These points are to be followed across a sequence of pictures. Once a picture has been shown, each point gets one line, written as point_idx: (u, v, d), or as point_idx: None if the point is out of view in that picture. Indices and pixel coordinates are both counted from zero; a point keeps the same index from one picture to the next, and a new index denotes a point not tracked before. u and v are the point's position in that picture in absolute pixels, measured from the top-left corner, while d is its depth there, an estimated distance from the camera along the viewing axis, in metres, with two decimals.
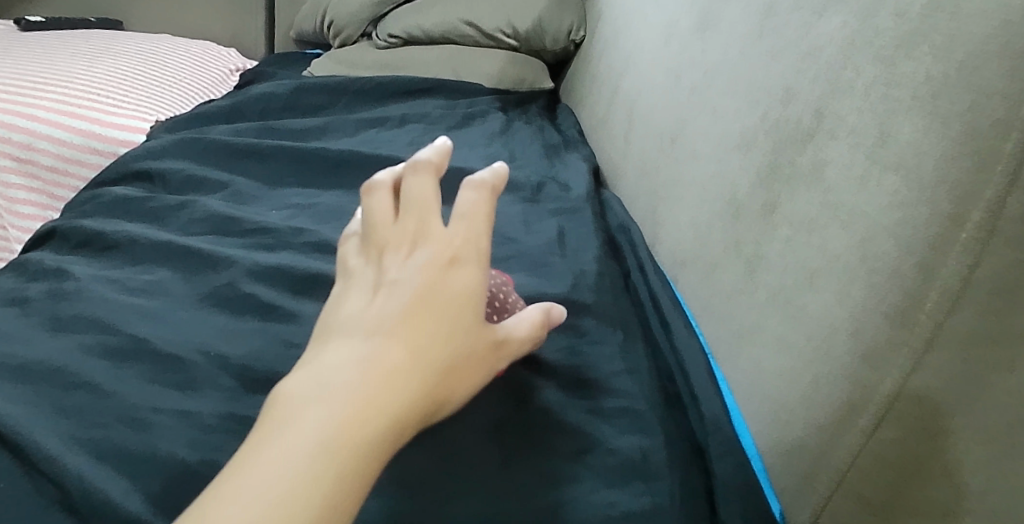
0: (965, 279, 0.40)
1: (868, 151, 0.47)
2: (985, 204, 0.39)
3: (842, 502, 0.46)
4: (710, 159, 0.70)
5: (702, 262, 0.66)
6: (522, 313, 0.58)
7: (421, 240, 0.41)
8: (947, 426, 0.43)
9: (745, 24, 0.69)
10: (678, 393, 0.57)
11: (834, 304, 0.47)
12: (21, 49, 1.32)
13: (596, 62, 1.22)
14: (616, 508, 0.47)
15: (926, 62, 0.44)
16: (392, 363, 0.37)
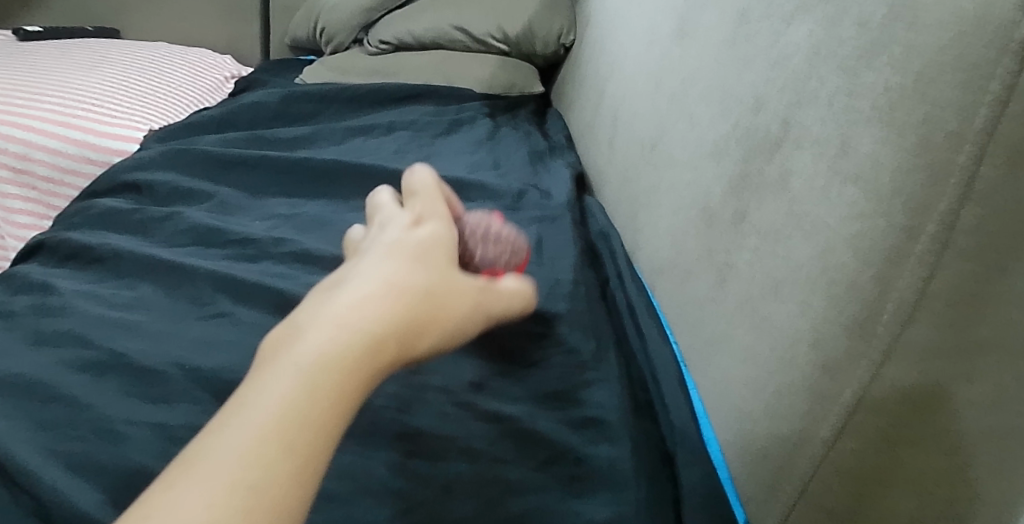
0: (921, 292, 0.40)
1: (830, 162, 0.47)
2: (939, 217, 0.39)
3: (806, 511, 0.46)
4: (686, 168, 0.70)
5: (677, 270, 0.66)
6: (514, 240, 0.63)
7: (390, 216, 0.48)
8: (906, 435, 0.44)
9: (720, 31, 0.69)
10: (650, 402, 0.58)
11: (797, 315, 0.47)
12: (16, 59, 1.32)
13: (585, 66, 1.22)
14: (582, 517, 0.48)
15: (884, 73, 0.44)
16: (377, 284, 0.39)
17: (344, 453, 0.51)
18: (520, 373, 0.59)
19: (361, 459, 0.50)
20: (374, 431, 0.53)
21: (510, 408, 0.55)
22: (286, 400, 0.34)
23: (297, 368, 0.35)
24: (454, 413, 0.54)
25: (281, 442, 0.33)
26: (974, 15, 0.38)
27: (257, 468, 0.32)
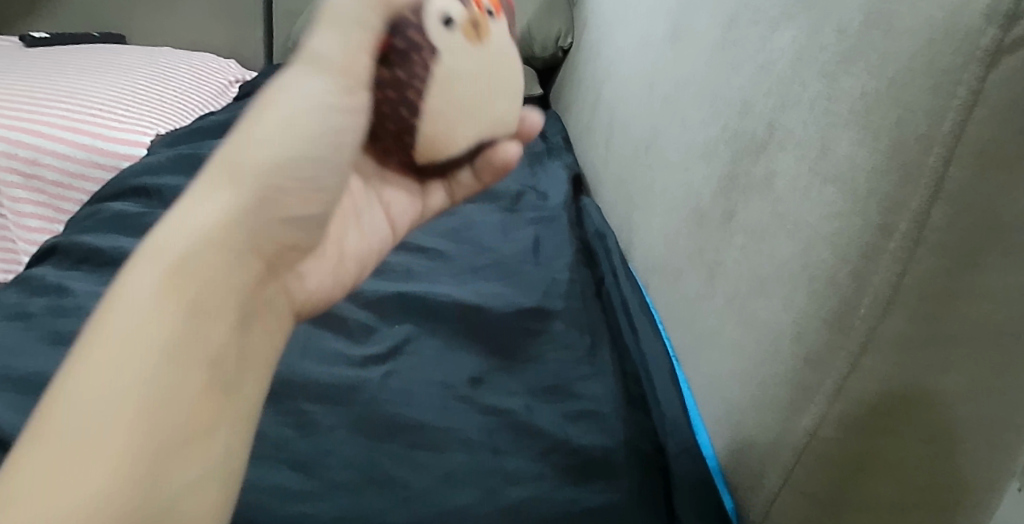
0: (896, 286, 0.42)
1: (810, 164, 0.49)
2: (911, 215, 0.41)
3: (790, 499, 0.48)
4: (678, 169, 0.72)
5: (669, 269, 0.68)
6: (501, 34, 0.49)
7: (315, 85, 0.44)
8: (886, 425, 0.45)
9: (710, 36, 0.71)
10: (643, 395, 0.60)
11: (781, 309, 0.49)
12: (25, 63, 1.34)
13: (582, 69, 1.24)
14: (577, 504, 0.50)
15: (861, 78, 0.46)
16: (244, 173, 0.39)
17: (350, 444, 0.53)
18: (518, 367, 0.61)
19: (366, 451, 0.53)
20: (378, 424, 0.55)
21: (509, 403, 0.57)
22: (142, 315, 0.33)
23: (144, 279, 0.34)
24: (455, 406, 0.57)
25: (131, 361, 0.32)
26: (943, 24, 0.40)
27: (125, 400, 0.32)
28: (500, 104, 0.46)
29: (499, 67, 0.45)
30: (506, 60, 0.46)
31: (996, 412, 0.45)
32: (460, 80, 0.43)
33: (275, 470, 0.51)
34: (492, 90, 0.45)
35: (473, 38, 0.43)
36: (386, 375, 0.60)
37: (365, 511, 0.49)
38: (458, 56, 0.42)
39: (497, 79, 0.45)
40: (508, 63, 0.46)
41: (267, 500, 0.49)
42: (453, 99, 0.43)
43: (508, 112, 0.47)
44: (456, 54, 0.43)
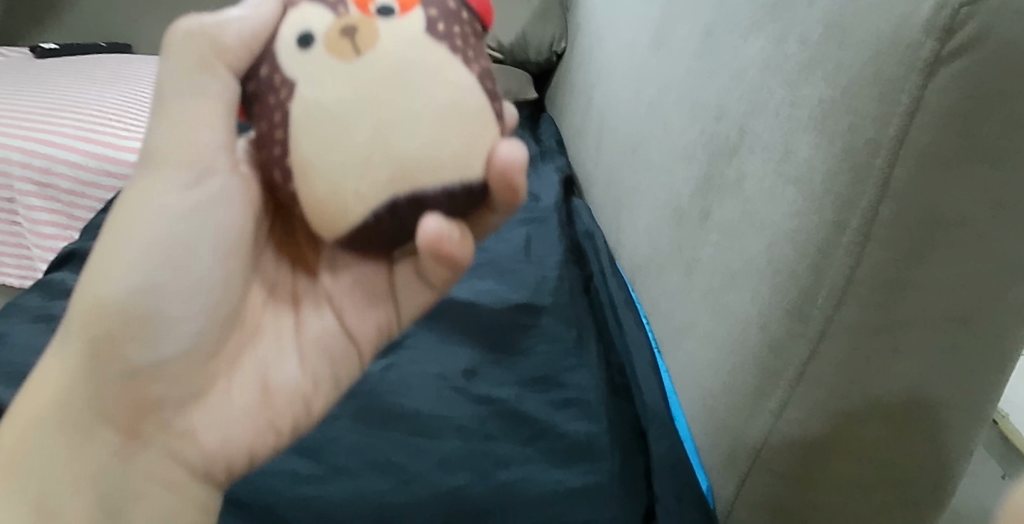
0: (848, 279, 0.46)
1: (776, 166, 0.53)
2: (861, 212, 0.44)
3: (759, 478, 0.52)
4: (661, 171, 0.76)
5: (653, 265, 0.72)
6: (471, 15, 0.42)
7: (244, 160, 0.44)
8: (847, 407, 0.49)
9: (690, 44, 0.74)
10: (626, 385, 0.64)
11: (749, 302, 0.53)
12: (39, 76, 1.39)
13: (575, 74, 1.28)
14: (562, 484, 0.54)
15: (818, 86, 0.49)
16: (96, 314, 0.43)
17: (352, 432, 0.57)
18: (510, 360, 0.65)
19: (366, 438, 0.57)
20: (379, 413, 0.59)
21: (500, 393, 0.61)
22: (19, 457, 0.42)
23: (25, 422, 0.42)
24: (450, 396, 0.61)
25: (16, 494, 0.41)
26: (887, 36, 0.43)
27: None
28: (408, 141, 0.39)
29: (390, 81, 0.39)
30: (405, 64, 0.39)
31: (943, 393, 0.49)
32: (332, 107, 0.39)
33: (284, 457, 0.55)
34: (381, 117, 0.39)
35: (345, 54, 0.39)
36: (387, 368, 0.64)
37: (366, 493, 0.53)
38: (324, 81, 0.39)
39: (390, 95, 0.39)
40: (410, 72, 0.39)
41: (277, 485, 0.53)
42: (326, 140, 0.39)
43: (426, 144, 0.39)
44: (322, 75, 0.39)
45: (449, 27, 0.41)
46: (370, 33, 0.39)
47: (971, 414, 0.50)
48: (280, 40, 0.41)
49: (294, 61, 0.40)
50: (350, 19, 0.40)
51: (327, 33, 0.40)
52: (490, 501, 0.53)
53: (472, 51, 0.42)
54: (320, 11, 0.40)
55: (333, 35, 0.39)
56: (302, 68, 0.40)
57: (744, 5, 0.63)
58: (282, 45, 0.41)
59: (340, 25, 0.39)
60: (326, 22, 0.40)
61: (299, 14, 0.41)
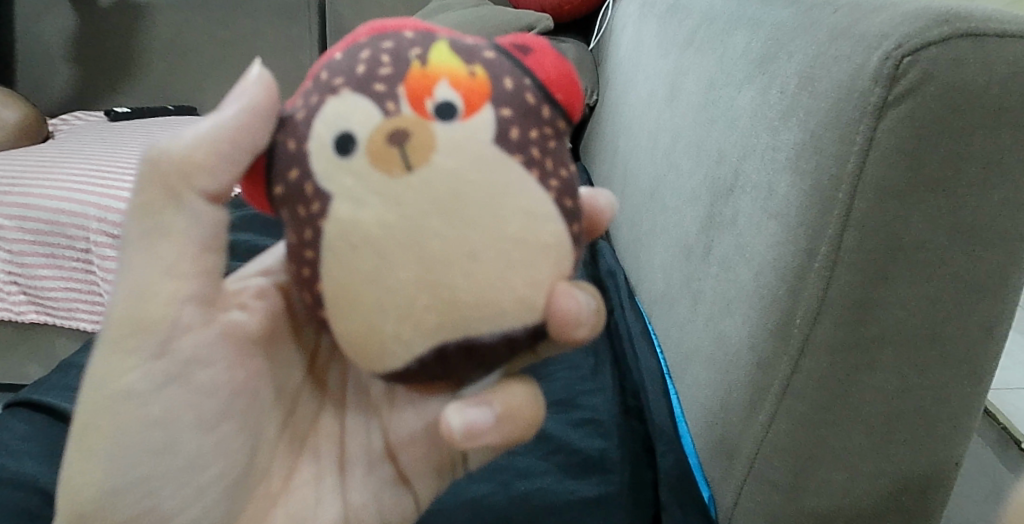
0: (821, 299, 0.51)
1: (762, 203, 0.59)
2: (828, 240, 0.50)
3: (755, 486, 0.57)
4: (673, 212, 0.82)
5: (665, 299, 0.78)
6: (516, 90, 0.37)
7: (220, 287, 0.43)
8: (829, 417, 0.54)
9: (695, 96, 0.81)
10: (639, 407, 0.70)
11: (740, 324, 0.58)
12: (115, 138, 1.52)
13: (603, 124, 1.36)
14: (575, 494, 0.60)
15: (791, 130, 0.55)
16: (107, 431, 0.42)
17: None
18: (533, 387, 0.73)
19: None
20: None
21: None
22: None
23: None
24: None
25: None
26: (842, 86, 0.50)
27: None
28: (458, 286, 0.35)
29: (440, 209, 0.35)
30: (461, 183, 0.35)
31: (924, 403, 0.54)
32: (378, 232, 0.35)
33: None
34: (427, 252, 0.35)
35: (390, 166, 0.35)
36: None
37: None
38: (366, 198, 0.35)
39: (440, 224, 0.35)
40: (465, 196, 0.35)
41: None
42: (366, 272, 0.35)
43: (481, 289, 0.35)
44: (364, 191, 0.35)
45: (523, 133, 0.37)
46: (424, 142, 0.35)
47: (957, 424, 0.55)
48: (313, 139, 0.37)
49: (335, 170, 0.36)
50: (399, 121, 0.36)
51: (374, 137, 0.36)
52: (509, 508, 0.59)
53: (550, 161, 0.38)
54: (367, 109, 0.36)
55: (380, 140, 0.36)
56: (342, 177, 0.36)
57: (739, 60, 0.69)
58: (315, 150, 0.37)
59: (387, 128, 0.36)
60: (370, 122, 0.36)
61: (339, 107, 0.36)
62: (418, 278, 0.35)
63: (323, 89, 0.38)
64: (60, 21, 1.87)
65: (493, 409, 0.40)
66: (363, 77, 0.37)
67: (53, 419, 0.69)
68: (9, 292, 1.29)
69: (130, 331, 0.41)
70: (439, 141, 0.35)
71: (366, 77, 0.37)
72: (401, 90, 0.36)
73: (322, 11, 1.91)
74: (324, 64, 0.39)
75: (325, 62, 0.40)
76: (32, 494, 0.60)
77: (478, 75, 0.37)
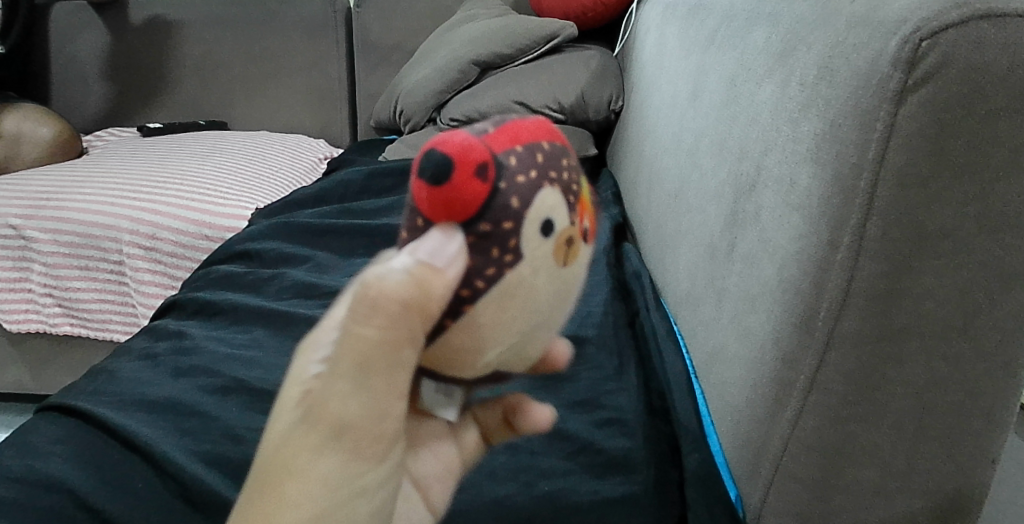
0: (846, 290, 0.50)
1: (785, 197, 0.57)
2: (851, 230, 0.49)
3: (784, 485, 0.56)
4: (696, 211, 0.80)
5: (691, 299, 0.77)
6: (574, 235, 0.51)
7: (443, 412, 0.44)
8: (855, 412, 0.53)
9: (717, 92, 0.80)
10: (666, 408, 0.70)
11: (764, 320, 0.57)
12: (149, 153, 1.57)
13: (627, 129, 1.35)
14: (600, 494, 0.61)
15: (813, 121, 0.54)
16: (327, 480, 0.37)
17: None
18: (556, 386, 0.73)
19: None
20: None
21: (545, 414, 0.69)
22: None
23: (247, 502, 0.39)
24: None
25: None
26: (863, 76, 0.49)
27: None
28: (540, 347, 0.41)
29: (566, 297, 0.41)
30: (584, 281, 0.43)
31: (955, 398, 0.53)
32: (539, 299, 0.39)
33: None
34: (556, 308, 0.41)
35: (564, 257, 0.40)
36: None
37: None
38: (540, 273, 0.39)
39: (560, 311, 0.41)
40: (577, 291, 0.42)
41: None
42: (515, 316, 0.39)
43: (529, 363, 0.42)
44: (542, 262, 0.39)
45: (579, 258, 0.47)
46: (578, 253, 0.41)
47: (991, 419, 0.54)
48: (530, 208, 0.38)
49: (546, 252, 0.39)
50: (574, 231, 0.40)
51: (563, 235, 0.39)
52: (532, 506, 0.59)
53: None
54: (566, 211, 0.40)
55: (563, 240, 0.40)
56: (531, 249, 0.39)
57: (760, 55, 0.68)
58: (529, 218, 0.38)
59: (570, 233, 0.40)
60: (566, 222, 0.40)
61: (551, 200, 0.39)
62: (546, 324, 0.40)
63: (538, 169, 0.40)
64: (94, 41, 1.93)
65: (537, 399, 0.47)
66: (565, 183, 0.41)
67: (82, 421, 0.70)
68: (46, 304, 1.33)
69: (388, 442, 0.38)
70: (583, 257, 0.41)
71: (568, 185, 0.41)
72: (579, 207, 0.41)
73: (348, 24, 1.94)
74: (533, 132, 0.41)
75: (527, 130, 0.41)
76: (61, 494, 0.62)
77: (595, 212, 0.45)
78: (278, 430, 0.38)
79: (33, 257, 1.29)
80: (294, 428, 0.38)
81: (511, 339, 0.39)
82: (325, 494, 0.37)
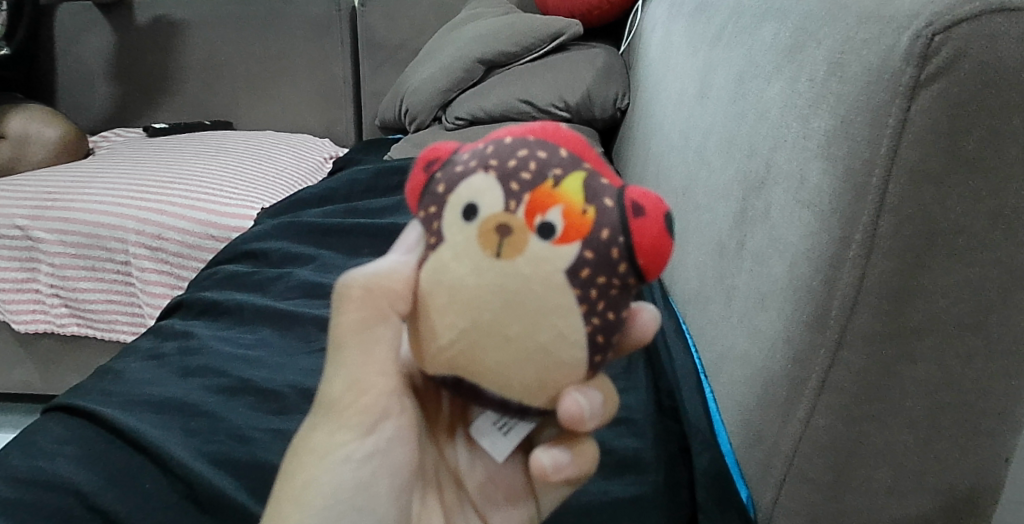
0: (858, 287, 0.50)
1: (794, 194, 0.56)
2: (863, 227, 0.49)
3: (796, 485, 0.55)
4: (703, 208, 0.80)
5: (700, 297, 0.76)
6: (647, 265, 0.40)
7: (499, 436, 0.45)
8: (868, 410, 0.52)
9: (724, 89, 0.79)
10: (675, 407, 0.70)
11: (775, 318, 0.57)
12: (155, 154, 1.57)
13: (633, 127, 1.35)
14: (609, 494, 0.61)
15: (823, 116, 0.53)
16: (335, 458, 0.43)
17: None
18: None
19: None
20: None
21: None
22: None
23: (276, 488, 0.45)
24: None
25: None
26: (876, 72, 0.48)
27: None
28: (497, 352, 0.40)
29: (510, 295, 0.39)
30: (554, 286, 0.39)
31: (968, 398, 0.52)
32: (467, 289, 0.40)
33: None
34: (500, 310, 0.39)
35: (489, 248, 0.40)
36: None
37: None
38: (461, 257, 0.40)
39: (513, 316, 0.39)
40: (531, 294, 0.39)
41: None
42: (450, 306, 0.40)
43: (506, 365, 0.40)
44: (467, 251, 0.40)
45: (591, 276, 0.40)
46: (519, 245, 0.40)
47: (1006, 418, 0.53)
48: (453, 193, 0.42)
49: (471, 236, 0.40)
50: (508, 218, 0.40)
51: (488, 220, 0.40)
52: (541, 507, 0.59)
53: (603, 303, 0.40)
54: (498, 196, 0.40)
55: (488, 226, 0.40)
56: (454, 234, 0.41)
57: (768, 51, 0.67)
58: (450, 204, 0.41)
59: (500, 219, 0.40)
60: (494, 208, 0.40)
61: (479, 185, 0.41)
62: (493, 325, 0.40)
63: (480, 159, 0.42)
64: (99, 41, 1.93)
65: (570, 449, 0.44)
66: (510, 170, 0.41)
67: (89, 422, 0.70)
68: (52, 304, 1.33)
69: (375, 415, 0.43)
70: (529, 250, 0.39)
71: (513, 172, 0.41)
72: (526, 197, 0.40)
73: (353, 22, 1.93)
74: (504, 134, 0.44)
75: (501, 133, 0.44)
76: (69, 495, 0.62)
77: (589, 214, 0.40)
78: (303, 424, 0.45)
79: (39, 258, 1.29)
80: (313, 417, 0.45)
81: (455, 331, 0.40)
82: (328, 467, 0.43)
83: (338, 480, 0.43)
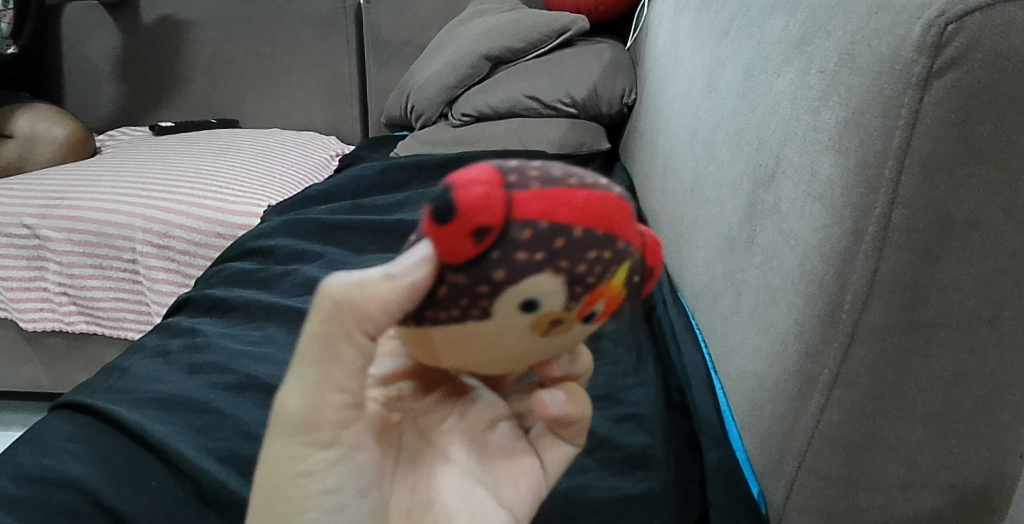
0: (871, 280, 0.49)
1: (806, 188, 0.56)
2: (876, 220, 0.48)
3: (809, 481, 0.55)
4: (713, 203, 0.79)
5: (709, 293, 0.76)
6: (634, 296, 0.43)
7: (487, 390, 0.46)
8: (881, 405, 0.52)
9: (733, 82, 0.78)
10: (687, 405, 0.70)
11: (787, 313, 0.56)
12: (162, 152, 1.57)
13: (641, 122, 1.34)
14: (619, 491, 0.61)
15: (834, 109, 0.53)
16: (295, 476, 0.39)
17: None
18: None
19: None
20: None
21: None
22: None
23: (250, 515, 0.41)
24: None
25: None
26: (888, 62, 0.47)
27: None
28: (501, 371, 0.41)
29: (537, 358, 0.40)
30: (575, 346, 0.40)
31: (983, 393, 0.51)
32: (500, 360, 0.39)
33: None
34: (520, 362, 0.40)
35: (539, 335, 0.38)
36: None
37: None
38: (505, 337, 0.38)
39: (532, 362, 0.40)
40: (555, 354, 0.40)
41: None
42: (468, 355, 0.39)
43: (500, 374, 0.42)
44: (512, 334, 0.38)
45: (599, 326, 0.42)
46: (566, 333, 0.39)
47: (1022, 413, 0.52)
48: (514, 285, 0.36)
49: (517, 322, 0.37)
50: (565, 316, 0.38)
51: (545, 319, 0.37)
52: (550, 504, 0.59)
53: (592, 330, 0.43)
54: (561, 298, 0.37)
55: (544, 323, 0.37)
56: (501, 319, 0.37)
57: (777, 44, 0.66)
58: (507, 295, 0.36)
59: (557, 317, 0.37)
60: (555, 309, 0.37)
61: (544, 284, 0.36)
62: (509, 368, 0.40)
63: (548, 252, 0.36)
64: (107, 39, 1.94)
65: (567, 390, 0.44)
66: (579, 275, 0.37)
67: (95, 420, 0.70)
68: (61, 302, 1.33)
69: (332, 428, 0.39)
70: (572, 336, 0.39)
71: (580, 278, 0.37)
72: (587, 299, 0.38)
73: (359, 19, 1.93)
74: (569, 209, 0.37)
75: (567, 211, 0.37)
76: (75, 493, 0.62)
77: (624, 295, 0.40)
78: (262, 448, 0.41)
79: (47, 256, 1.30)
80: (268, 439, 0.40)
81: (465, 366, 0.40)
82: (291, 487, 0.39)
83: (307, 499, 0.39)
